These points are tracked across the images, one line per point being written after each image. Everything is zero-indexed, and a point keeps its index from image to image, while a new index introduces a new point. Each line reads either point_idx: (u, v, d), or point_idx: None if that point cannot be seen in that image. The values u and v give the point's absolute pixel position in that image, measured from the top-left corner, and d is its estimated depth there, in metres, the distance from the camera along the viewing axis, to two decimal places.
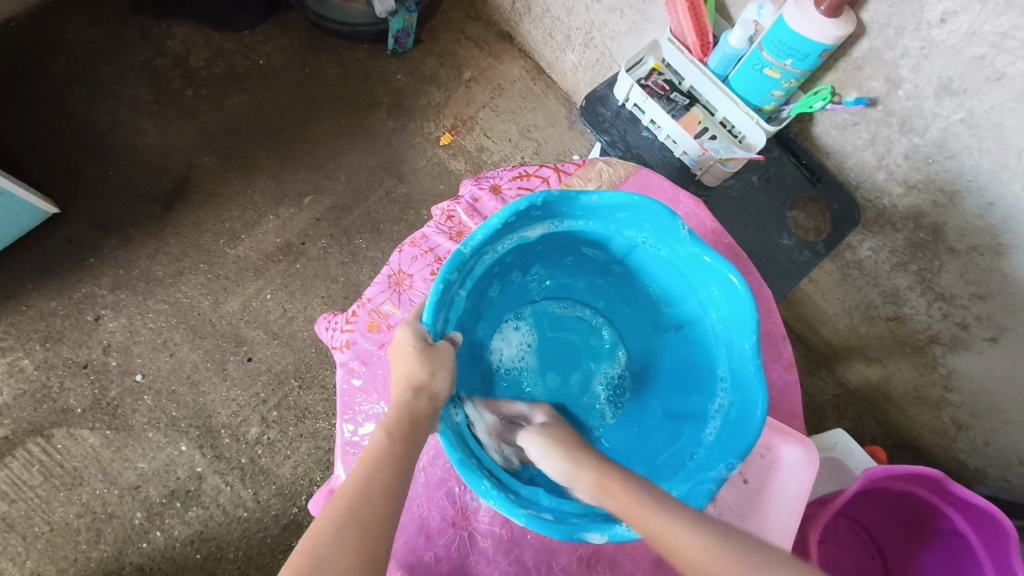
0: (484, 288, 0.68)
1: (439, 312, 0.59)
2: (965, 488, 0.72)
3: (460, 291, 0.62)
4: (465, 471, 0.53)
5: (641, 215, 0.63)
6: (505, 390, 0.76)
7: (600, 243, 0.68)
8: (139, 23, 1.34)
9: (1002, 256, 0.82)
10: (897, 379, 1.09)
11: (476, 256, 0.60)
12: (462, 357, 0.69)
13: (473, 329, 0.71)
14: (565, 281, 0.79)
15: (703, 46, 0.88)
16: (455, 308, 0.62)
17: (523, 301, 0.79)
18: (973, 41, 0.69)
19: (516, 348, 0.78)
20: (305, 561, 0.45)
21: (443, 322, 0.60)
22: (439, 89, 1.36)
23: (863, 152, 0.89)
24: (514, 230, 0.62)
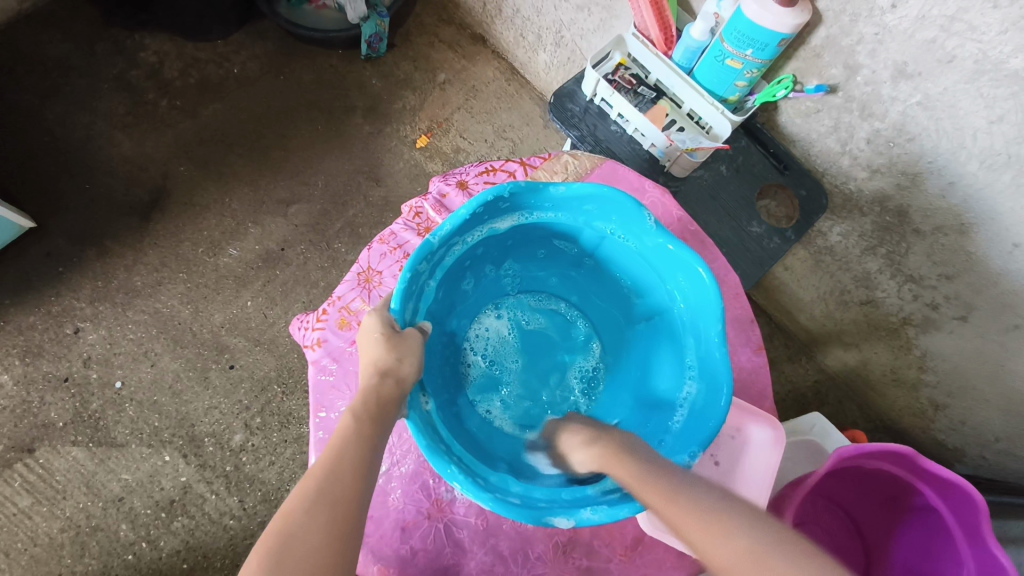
0: (456, 279, 0.69)
1: (405, 300, 0.60)
2: (933, 462, 0.73)
3: (432, 279, 0.63)
4: (431, 454, 0.54)
5: (609, 207, 0.64)
6: (480, 381, 0.77)
7: (570, 236, 0.69)
8: (111, 35, 1.34)
9: (965, 235, 0.84)
10: (875, 362, 1.10)
11: (445, 244, 0.62)
12: (433, 348, 0.70)
13: (446, 320, 0.72)
14: (539, 275, 0.80)
15: (666, 40, 0.89)
16: (426, 294, 0.63)
17: (498, 294, 0.80)
18: (923, 25, 0.70)
19: (491, 341, 0.79)
20: (276, 538, 0.45)
21: (414, 310, 0.62)
22: (414, 92, 1.37)
23: (827, 139, 0.91)
24: (482, 219, 0.63)
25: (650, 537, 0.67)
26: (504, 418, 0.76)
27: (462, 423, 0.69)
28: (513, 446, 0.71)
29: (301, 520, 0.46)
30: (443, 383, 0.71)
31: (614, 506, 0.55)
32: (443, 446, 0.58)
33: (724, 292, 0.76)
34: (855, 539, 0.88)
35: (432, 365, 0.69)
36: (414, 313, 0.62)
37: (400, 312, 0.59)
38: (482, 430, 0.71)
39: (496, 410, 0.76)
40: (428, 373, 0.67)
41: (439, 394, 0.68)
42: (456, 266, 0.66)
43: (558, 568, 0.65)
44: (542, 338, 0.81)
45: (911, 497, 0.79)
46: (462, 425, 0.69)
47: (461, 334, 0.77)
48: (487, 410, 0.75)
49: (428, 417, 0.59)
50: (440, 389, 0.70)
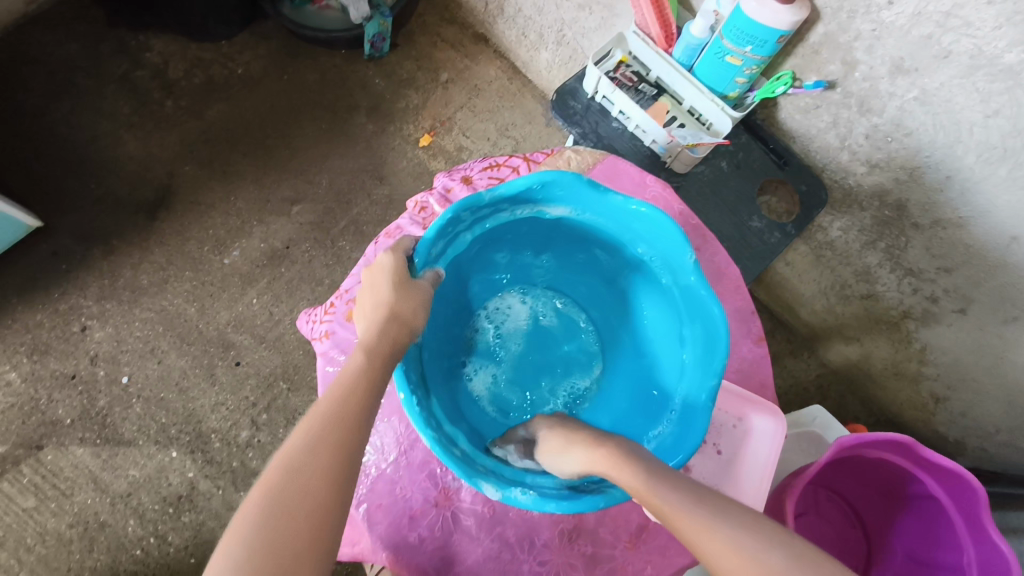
0: (487, 248, 0.72)
1: (438, 237, 0.63)
2: (934, 452, 0.74)
3: (467, 233, 0.66)
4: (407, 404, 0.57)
5: (658, 237, 0.65)
6: (478, 347, 0.80)
7: (602, 243, 0.71)
8: (116, 36, 1.36)
9: (963, 228, 0.85)
10: (875, 356, 1.11)
11: (489, 208, 0.64)
12: (445, 305, 0.73)
13: (467, 283, 0.75)
14: (572, 281, 0.82)
15: (667, 38, 0.91)
16: (457, 244, 0.66)
17: (531, 278, 0.83)
18: (919, 21, 0.72)
19: (509, 320, 0.82)
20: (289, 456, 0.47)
21: (442, 254, 0.65)
22: (417, 91, 1.38)
23: (826, 134, 0.92)
24: (532, 202, 0.65)
25: (653, 525, 0.68)
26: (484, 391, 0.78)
27: (446, 385, 0.72)
28: (483, 424, 0.74)
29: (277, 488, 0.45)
30: (444, 340, 0.74)
31: (543, 498, 0.55)
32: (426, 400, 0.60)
33: (725, 284, 0.77)
34: (856, 528, 0.89)
35: (439, 318, 0.72)
36: (442, 255, 0.65)
37: (432, 248, 0.63)
38: (460, 399, 0.74)
39: (480, 382, 0.78)
40: (432, 331, 0.70)
41: (436, 352, 0.72)
42: (491, 235, 0.69)
43: (563, 555, 0.66)
44: (551, 343, 0.83)
45: (910, 485, 0.81)
46: (447, 387, 0.72)
47: (483, 297, 0.80)
48: (472, 372, 0.79)
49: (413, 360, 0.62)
50: (439, 350, 0.73)
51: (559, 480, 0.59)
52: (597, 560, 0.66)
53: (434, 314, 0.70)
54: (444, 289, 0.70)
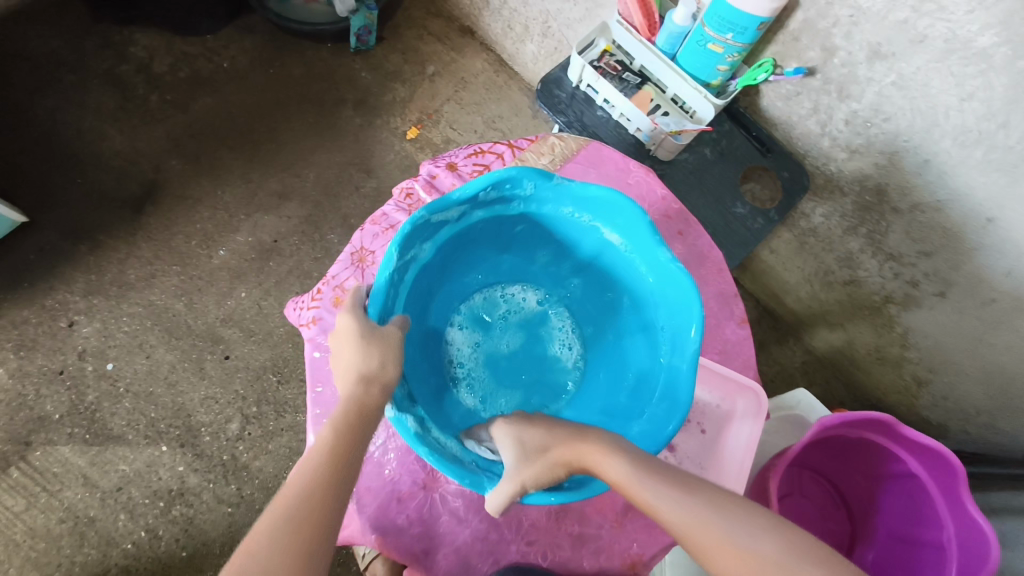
0: (522, 231, 0.72)
1: (493, 190, 0.62)
2: (913, 430, 0.75)
3: (516, 202, 0.66)
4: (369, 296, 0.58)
5: (682, 312, 0.64)
6: (473, 311, 0.82)
7: (626, 280, 0.71)
8: (100, 31, 1.35)
9: (941, 212, 0.86)
10: (859, 341, 1.13)
11: (549, 195, 0.65)
12: (467, 256, 0.74)
13: (495, 252, 0.76)
14: (588, 315, 0.81)
15: (650, 26, 0.92)
16: (504, 209, 0.66)
17: (561, 295, 0.83)
18: (895, 7, 0.73)
19: (519, 310, 0.83)
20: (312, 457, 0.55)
21: (486, 206, 0.65)
22: (404, 84, 1.38)
23: (807, 121, 0.93)
24: (593, 209, 0.66)
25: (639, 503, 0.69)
26: (453, 352, 0.80)
27: (420, 329, 0.73)
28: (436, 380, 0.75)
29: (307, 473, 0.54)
30: (441, 288, 0.76)
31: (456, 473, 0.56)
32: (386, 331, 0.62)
33: (708, 268, 0.77)
34: (841, 509, 0.90)
35: (448, 263, 0.73)
36: (481, 207, 0.65)
37: (486, 195, 0.63)
38: (427, 354, 0.75)
39: (457, 340, 0.81)
40: (435, 272, 0.71)
41: (427, 294, 0.73)
42: (536, 219, 0.69)
43: (551, 535, 0.67)
44: (536, 363, 0.82)
45: (890, 465, 0.82)
46: (424, 326, 0.74)
47: (509, 275, 0.81)
48: (456, 325, 0.81)
49: (409, 272, 0.65)
50: (432, 296, 0.74)
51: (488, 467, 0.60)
52: (584, 539, 0.67)
53: (445, 258, 0.71)
54: (465, 242, 0.70)
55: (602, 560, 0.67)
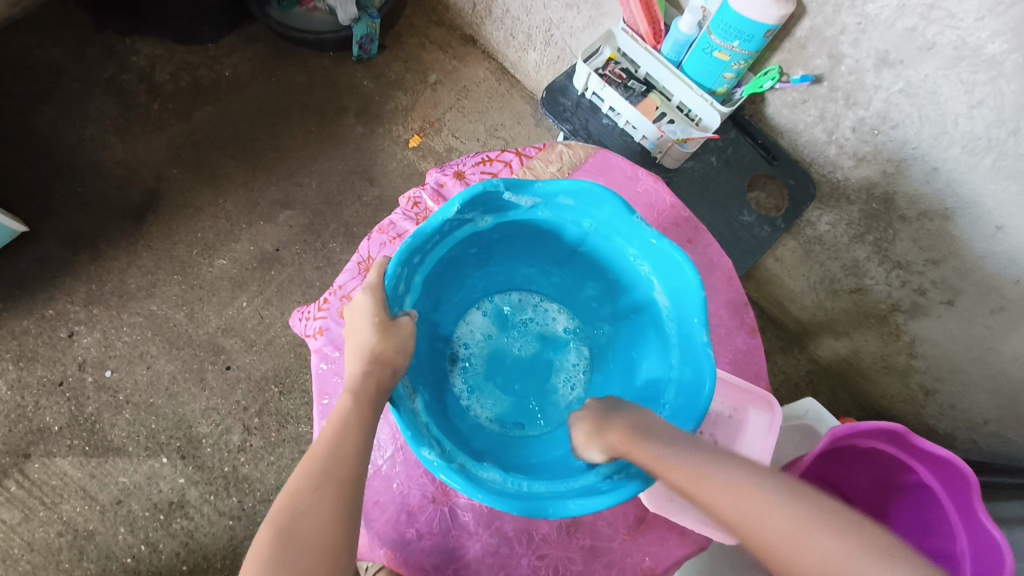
0: (571, 248, 0.71)
1: (571, 198, 0.63)
2: (925, 441, 0.75)
3: (586, 217, 0.66)
4: (417, 228, 0.59)
5: (690, 394, 0.61)
6: (506, 304, 0.82)
7: (651, 331, 0.70)
8: (102, 40, 1.35)
9: (949, 220, 0.86)
10: (865, 350, 1.12)
11: (623, 228, 0.65)
12: (523, 251, 0.75)
13: (543, 256, 0.76)
14: (603, 362, 0.79)
15: (656, 34, 0.91)
16: (570, 221, 0.66)
17: (590, 337, 0.81)
18: (904, 14, 0.73)
19: (545, 329, 0.82)
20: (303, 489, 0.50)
21: (556, 208, 0.65)
22: (406, 93, 1.38)
23: (814, 128, 0.93)
24: (655, 262, 0.65)
25: (652, 516, 0.68)
26: (468, 332, 0.80)
27: (442, 292, 0.74)
28: (437, 348, 0.76)
29: (295, 507, 0.49)
30: (478, 268, 0.76)
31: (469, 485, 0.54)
32: (409, 269, 0.63)
33: (718, 276, 0.76)
34: None
35: (495, 248, 0.73)
36: (546, 206, 0.64)
37: (560, 195, 0.63)
38: (440, 321, 0.76)
39: (476, 322, 0.81)
40: (482, 249, 0.71)
41: (461, 267, 0.73)
42: (590, 240, 0.68)
43: (563, 548, 0.66)
44: (532, 384, 0.80)
45: (902, 475, 0.81)
46: (451, 288, 0.75)
47: (552, 291, 0.82)
48: (483, 307, 0.82)
49: (460, 234, 0.65)
50: (467, 270, 0.75)
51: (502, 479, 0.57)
52: (597, 552, 0.66)
53: (493, 242, 0.71)
54: (518, 236, 0.71)
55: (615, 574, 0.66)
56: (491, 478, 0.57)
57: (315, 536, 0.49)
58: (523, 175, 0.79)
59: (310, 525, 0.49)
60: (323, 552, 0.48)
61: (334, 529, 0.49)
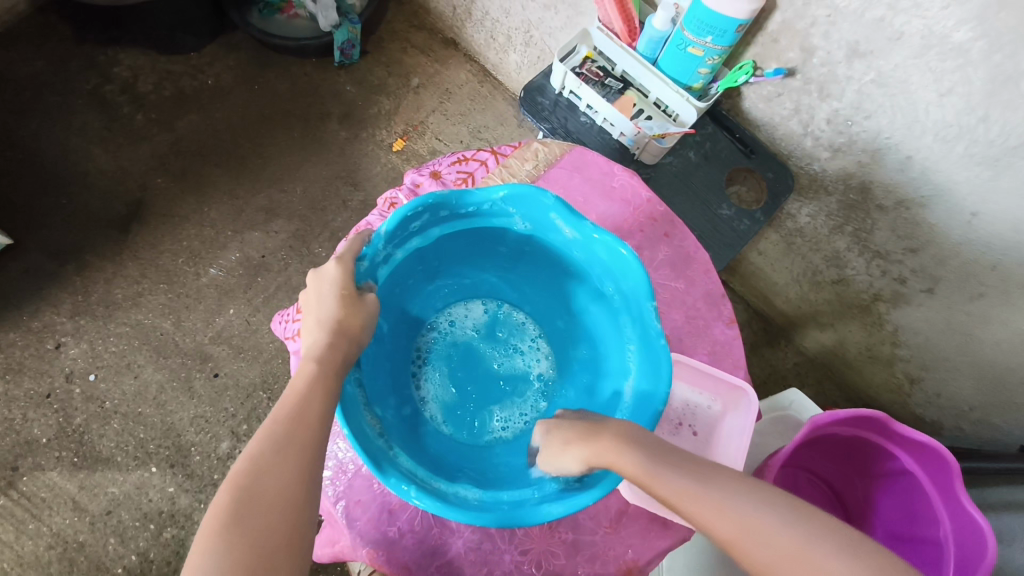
0: (576, 290, 0.71)
1: (603, 250, 0.63)
2: (905, 427, 0.75)
3: (611, 281, 0.65)
4: (466, 192, 0.61)
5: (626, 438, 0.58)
6: (506, 320, 0.81)
7: (614, 373, 0.66)
8: (84, 52, 1.35)
9: (924, 208, 0.87)
10: (850, 340, 1.13)
11: (630, 292, 0.63)
12: (536, 275, 0.74)
13: (553, 293, 0.75)
14: (548, 416, 0.75)
15: (631, 31, 0.92)
16: (596, 273, 0.65)
17: (550, 394, 0.77)
18: (871, 5, 0.73)
19: (520, 368, 0.79)
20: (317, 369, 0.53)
21: (589, 251, 0.64)
22: (389, 97, 1.39)
23: (789, 121, 0.93)
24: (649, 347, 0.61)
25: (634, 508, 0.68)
26: (462, 317, 0.80)
27: (449, 268, 0.74)
28: (423, 309, 0.76)
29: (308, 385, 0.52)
30: (498, 270, 0.76)
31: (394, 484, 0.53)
32: (433, 218, 0.62)
33: (696, 268, 0.76)
34: (837, 509, 0.90)
35: (517, 257, 0.72)
36: (581, 245, 0.64)
37: (598, 243, 0.62)
38: (439, 286, 0.76)
39: (473, 312, 0.81)
40: (502, 250, 0.71)
41: (483, 258, 0.73)
42: (605, 302, 0.67)
43: (545, 543, 0.66)
44: (471, 395, 0.77)
45: (883, 463, 0.82)
46: (460, 268, 0.75)
47: (551, 335, 0.79)
48: (488, 303, 0.81)
49: (494, 223, 0.65)
50: (489, 266, 0.75)
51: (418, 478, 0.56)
52: (579, 546, 0.66)
53: (520, 253, 0.71)
54: (532, 255, 0.70)
55: (598, 566, 0.66)
56: (377, 432, 0.58)
57: (275, 501, 0.46)
58: (498, 173, 0.78)
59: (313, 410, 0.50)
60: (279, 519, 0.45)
61: (294, 496, 0.46)
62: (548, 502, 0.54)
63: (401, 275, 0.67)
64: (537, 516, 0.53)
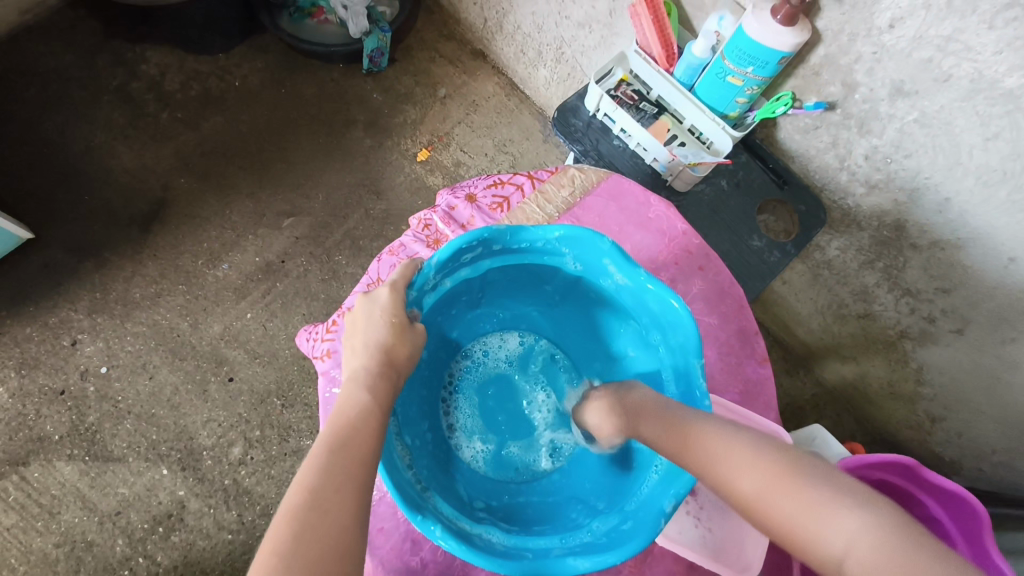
0: (616, 329, 0.71)
1: (655, 301, 0.62)
2: (936, 474, 0.75)
3: (659, 330, 0.64)
4: (521, 227, 0.61)
5: (661, 490, 0.58)
6: (543, 355, 0.81)
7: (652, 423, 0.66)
8: (112, 47, 1.35)
9: (960, 250, 0.85)
10: (872, 375, 1.12)
11: (677, 344, 0.62)
12: (580, 311, 0.74)
13: (592, 332, 0.75)
14: (577, 459, 0.74)
15: (669, 57, 0.91)
16: (645, 320, 0.65)
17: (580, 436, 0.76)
18: (920, 45, 0.72)
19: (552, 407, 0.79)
20: (367, 397, 0.53)
21: (640, 299, 0.64)
22: (415, 106, 1.38)
23: (826, 154, 0.92)
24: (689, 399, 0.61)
25: (659, 548, 0.67)
26: (496, 347, 0.80)
27: (492, 298, 0.74)
28: (462, 333, 0.77)
29: (360, 416, 0.51)
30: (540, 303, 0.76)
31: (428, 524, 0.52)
32: (485, 251, 0.62)
33: (729, 304, 0.75)
34: None
35: (562, 294, 0.73)
36: (631, 291, 0.64)
37: (651, 292, 0.62)
38: (478, 314, 0.76)
39: (511, 343, 0.80)
40: (548, 286, 0.71)
41: (527, 291, 0.74)
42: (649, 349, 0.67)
43: None
44: (499, 427, 0.77)
45: None
46: (504, 299, 0.75)
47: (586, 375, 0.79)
48: (526, 337, 0.81)
49: (544, 261, 0.65)
50: (531, 299, 0.76)
51: (450, 517, 0.56)
52: None
53: (566, 289, 0.71)
54: (579, 293, 0.70)
55: None
56: (406, 464, 0.57)
57: (332, 541, 0.44)
58: (534, 199, 0.78)
59: (362, 443, 0.50)
60: (327, 567, 0.43)
61: (348, 535, 0.45)
62: (576, 555, 0.53)
63: (444, 303, 0.68)
64: (563, 567, 0.52)
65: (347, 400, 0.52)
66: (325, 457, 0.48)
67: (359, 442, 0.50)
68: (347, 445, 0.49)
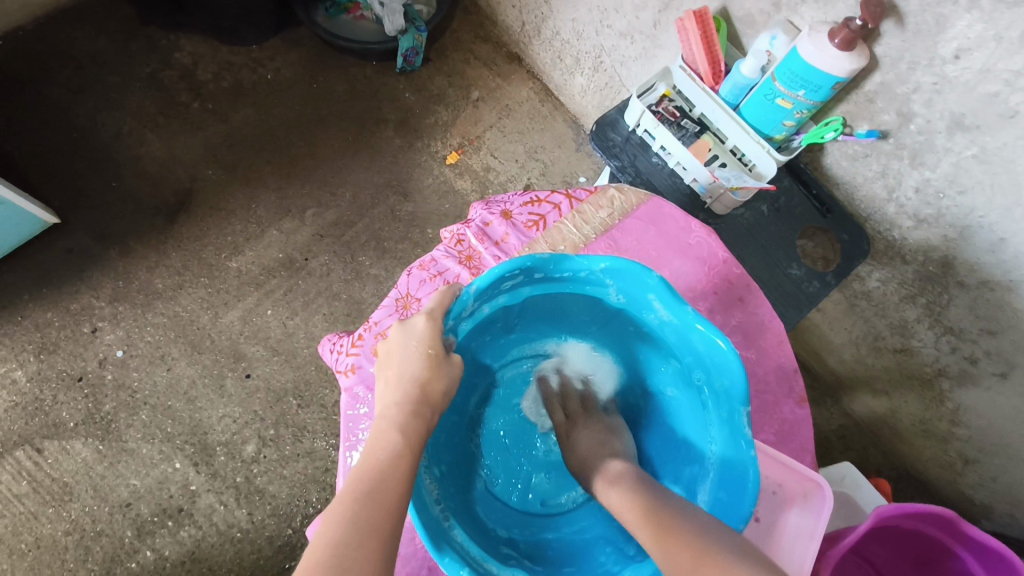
0: (655, 364, 0.69)
1: (700, 341, 0.59)
2: (977, 529, 0.72)
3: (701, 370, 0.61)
4: (565, 257, 0.59)
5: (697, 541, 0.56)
6: None
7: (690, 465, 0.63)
8: (147, 34, 1.34)
9: (1012, 292, 0.82)
10: (904, 411, 1.08)
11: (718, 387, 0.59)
12: (618, 340, 0.72)
13: (630, 363, 0.73)
14: None
15: (715, 74, 0.88)
16: (687, 357, 0.62)
17: None
18: (986, 78, 0.69)
19: None
20: (399, 436, 0.51)
21: (683, 337, 0.61)
22: (447, 108, 1.36)
23: (874, 184, 0.88)
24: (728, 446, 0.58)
25: None
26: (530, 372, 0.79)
27: (529, 323, 0.72)
28: (494, 358, 0.75)
29: (391, 458, 0.50)
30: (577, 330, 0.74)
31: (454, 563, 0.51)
32: (526, 278, 0.60)
33: (769, 339, 0.72)
34: None
35: (600, 322, 0.70)
36: (675, 328, 0.60)
37: (698, 332, 0.58)
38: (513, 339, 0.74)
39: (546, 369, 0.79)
40: (586, 313, 0.69)
41: (564, 319, 0.72)
42: (690, 389, 0.64)
43: None
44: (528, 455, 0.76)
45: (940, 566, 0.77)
46: (540, 324, 0.73)
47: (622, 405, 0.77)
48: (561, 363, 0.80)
49: (587, 289, 0.63)
50: (567, 325, 0.74)
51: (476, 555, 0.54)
52: None
53: (605, 318, 0.69)
54: (617, 322, 0.68)
55: None
56: (434, 499, 0.56)
57: None
58: (571, 219, 0.75)
59: (391, 488, 0.48)
60: None
61: None
62: None
63: (481, 328, 0.66)
64: None
65: (379, 441, 0.51)
66: (354, 503, 0.47)
67: (388, 486, 0.48)
68: (376, 490, 0.48)
